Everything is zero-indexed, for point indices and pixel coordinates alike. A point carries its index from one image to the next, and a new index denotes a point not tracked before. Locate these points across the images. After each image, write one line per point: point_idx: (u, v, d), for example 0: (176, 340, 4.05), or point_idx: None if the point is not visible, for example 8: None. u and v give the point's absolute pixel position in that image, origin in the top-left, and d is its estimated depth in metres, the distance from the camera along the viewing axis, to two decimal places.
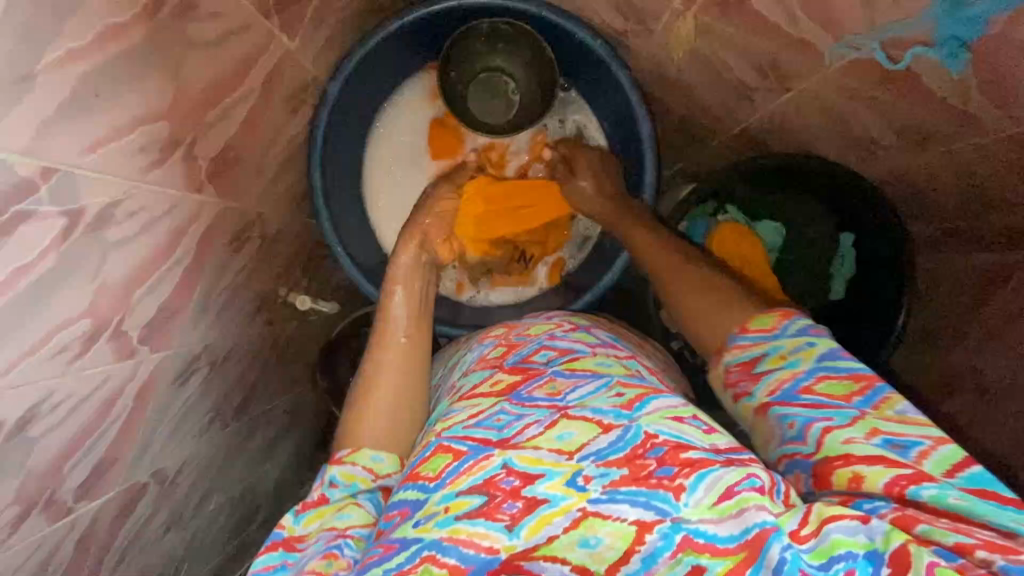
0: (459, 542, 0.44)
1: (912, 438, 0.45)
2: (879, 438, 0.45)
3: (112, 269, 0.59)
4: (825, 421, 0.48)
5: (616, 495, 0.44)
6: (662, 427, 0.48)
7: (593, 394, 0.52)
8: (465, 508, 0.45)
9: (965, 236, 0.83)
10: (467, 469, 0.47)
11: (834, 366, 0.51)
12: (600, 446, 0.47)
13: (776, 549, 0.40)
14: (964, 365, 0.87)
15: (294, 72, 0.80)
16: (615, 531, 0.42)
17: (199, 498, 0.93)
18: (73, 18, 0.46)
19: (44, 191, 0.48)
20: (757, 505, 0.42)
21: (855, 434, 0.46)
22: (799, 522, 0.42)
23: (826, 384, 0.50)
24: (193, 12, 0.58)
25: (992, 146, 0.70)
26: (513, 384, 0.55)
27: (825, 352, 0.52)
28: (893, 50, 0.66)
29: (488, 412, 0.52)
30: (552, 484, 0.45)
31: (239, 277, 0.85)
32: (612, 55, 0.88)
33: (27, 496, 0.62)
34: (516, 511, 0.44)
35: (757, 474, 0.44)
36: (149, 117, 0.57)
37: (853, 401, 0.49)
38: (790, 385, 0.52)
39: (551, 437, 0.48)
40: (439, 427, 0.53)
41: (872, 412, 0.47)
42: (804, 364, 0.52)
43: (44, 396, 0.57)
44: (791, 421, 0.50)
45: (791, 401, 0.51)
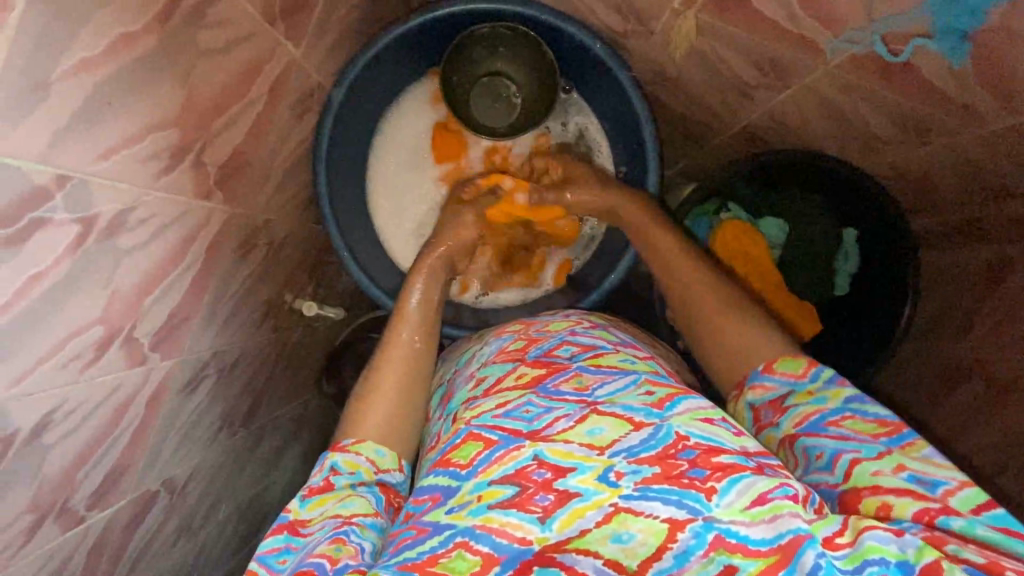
0: (492, 531, 0.43)
1: (939, 477, 0.44)
2: (906, 473, 0.45)
3: (124, 276, 0.61)
4: (853, 452, 0.47)
5: (648, 492, 0.43)
6: (693, 429, 0.47)
7: (621, 391, 0.52)
8: (497, 497, 0.45)
9: (967, 229, 0.88)
10: (499, 458, 0.47)
11: (862, 409, 0.50)
12: (632, 443, 0.46)
13: (810, 554, 0.40)
14: (970, 358, 0.90)
15: (299, 79, 0.81)
16: (648, 528, 0.42)
17: (208, 506, 0.97)
18: (89, 26, 0.47)
19: (59, 198, 0.49)
20: (791, 512, 0.42)
21: (883, 466, 0.46)
22: (834, 531, 0.42)
23: (853, 423, 0.49)
24: (202, 20, 0.58)
25: (992, 137, 0.71)
26: (539, 376, 0.54)
27: (852, 395, 0.51)
28: (894, 43, 0.65)
29: (517, 403, 0.52)
30: (585, 478, 0.45)
31: (246, 284, 0.87)
32: (613, 56, 0.88)
33: (42, 504, 0.63)
34: (548, 503, 0.44)
35: (790, 483, 0.44)
36: (160, 124, 0.58)
37: (880, 439, 0.48)
38: (816, 419, 0.51)
39: (581, 431, 0.48)
40: (467, 415, 0.53)
41: (899, 450, 0.46)
42: (830, 402, 0.51)
43: (58, 404, 0.59)
44: (818, 452, 0.49)
45: (818, 432, 0.50)
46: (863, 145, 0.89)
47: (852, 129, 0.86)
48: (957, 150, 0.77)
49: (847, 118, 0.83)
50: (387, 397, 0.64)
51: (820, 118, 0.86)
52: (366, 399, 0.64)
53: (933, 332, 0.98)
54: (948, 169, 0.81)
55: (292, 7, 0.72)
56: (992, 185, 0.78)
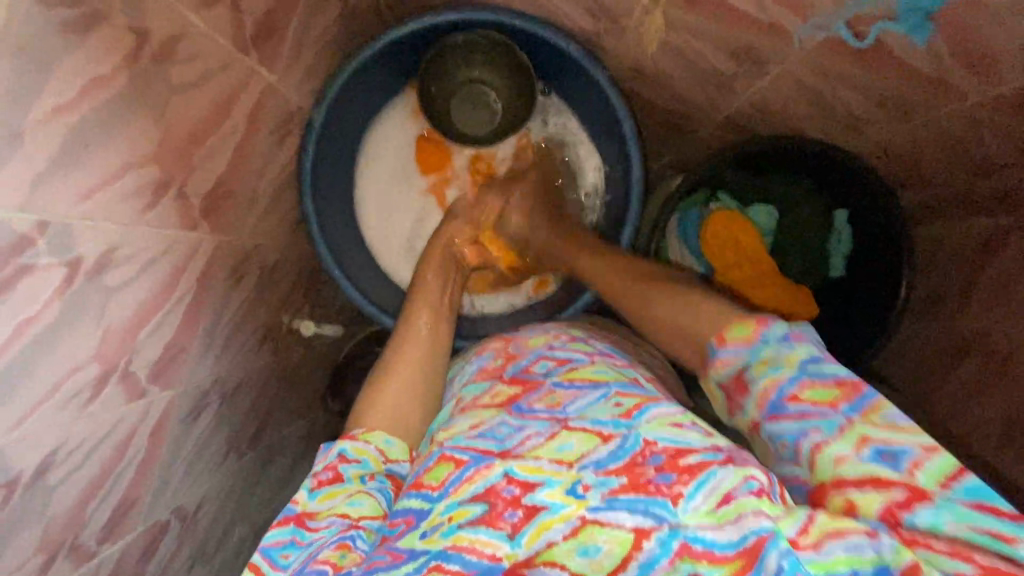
0: (462, 549, 0.43)
1: (903, 446, 0.42)
2: (869, 449, 0.42)
3: (115, 313, 0.61)
4: (814, 436, 0.45)
5: (614, 503, 0.43)
6: (660, 434, 0.47)
7: (591, 406, 0.52)
8: (466, 516, 0.45)
9: (960, 203, 0.87)
10: (470, 477, 0.47)
11: (819, 372, 0.48)
12: (600, 455, 0.47)
13: (774, 556, 0.38)
14: (971, 332, 0.89)
15: (277, 103, 0.82)
16: (613, 538, 0.41)
17: (222, 531, 0.98)
18: (58, 74, 0.47)
19: (42, 243, 0.50)
20: (755, 510, 0.40)
21: (846, 447, 0.43)
22: (799, 529, 0.40)
23: (811, 391, 0.47)
24: (172, 56, 0.59)
25: (972, 110, 0.71)
26: (513, 395, 0.56)
27: (807, 357, 0.49)
28: (858, 26, 0.65)
29: (490, 423, 0.53)
30: (553, 492, 0.44)
31: (241, 310, 0.88)
32: (587, 57, 0.88)
33: (51, 543, 0.64)
34: (517, 519, 0.44)
35: (755, 475, 0.42)
36: (139, 161, 0.59)
37: (840, 407, 0.45)
38: (775, 395, 0.48)
39: (552, 447, 0.48)
40: (442, 437, 0.54)
41: (859, 418, 0.44)
42: (787, 369, 0.48)
43: (60, 443, 0.60)
44: (783, 441, 0.46)
45: (779, 415, 0.47)
46: (846, 127, 0.88)
47: (833, 112, 0.85)
48: (939, 125, 0.77)
49: (826, 101, 0.83)
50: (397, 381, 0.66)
51: (800, 103, 0.86)
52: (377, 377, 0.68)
53: (933, 310, 0.97)
54: (928, 141, 0.81)
55: (264, 34, 0.72)
56: (976, 157, 0.78)
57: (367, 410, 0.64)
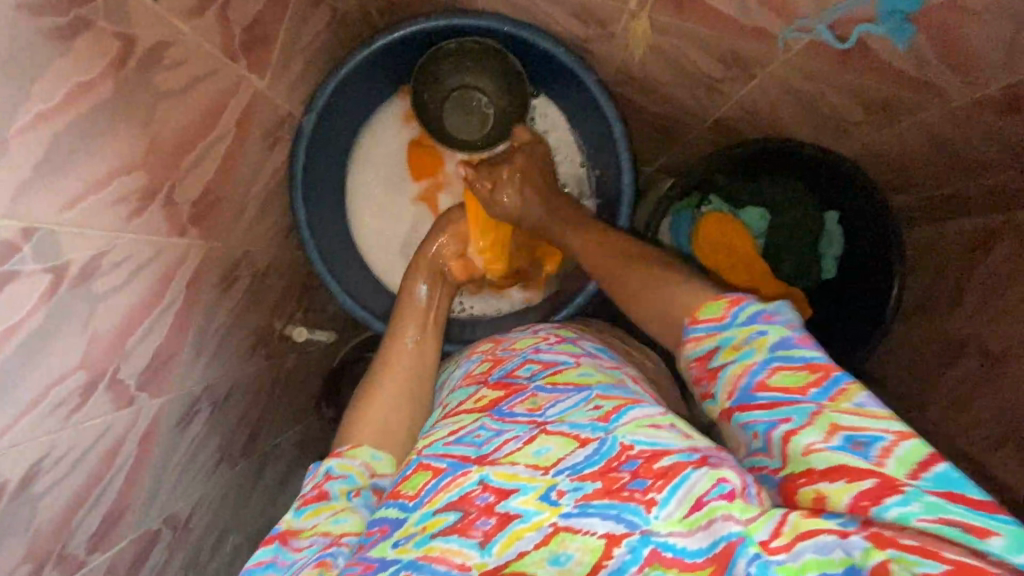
0: (432, 560, 0.43)
1: (873, 434, 0.40)
2: (839, 437, 0.41)
3: (102, 319, 0.61)
4: (784, 424, 0.43)
5: (587, 508, 0.42)
6: (638, 437, 0.46)
7: (572, 408, 0.51)
8: (440, 525, 0.44)
9: (950, 203, 0.88)
10: (445, 485, 0.47)
11: (789, 356, 0.46)
12: (576, 460, 0.46)
13: (743, 563, 0.38)
14: (964, 333, 0.89)
15: (267, 110, 0.82)
16: (585, 545, 0.41)
17: (214, 539, 0.97)
18: (42, 81, 0.47)
19: (27, 250, 0.50)
20: (725, 515, 0.39)
21: (815, 435, 0.42)
22: (771, 532, 0.39)
23: (781, 376, 0.45)
24: (158, 63, 0.59)
25: (956, 111, 0.72)
26: (495, 399, 0.56)
27: (778, 340, 0.47)
28: (842, 30, 0.65)
29: (469, 428, 0.53)
30: (526, 499, 0.44)
31: (232, 316, 0.87)
32: (577, 62, 0.88)
33: (38, 553, 0.63)
34: (489, 527, 0.43)
35: (728, 477, 0.41)
36: (125, 167, 0.59)
37: (810, 393, 0.44)
38: (745, 381, 0.47)
39: (528, 452, 0.47)
40: (421, 445, 0.55)
41: (829, 405, 0.43)
42: (757, 354, 0.47)
43: (46, 451, 0.59)
44: (753, 430, 0.45)
45: (749, 402, 0.46)
46: (834, 129, 0.89)
47: (821, 115, 0.86)
48: (926, 127, 0.77)
49: (814, 104, 0.83)
50: (386, 388, 0.67)
51: (788, 106, 0.86)
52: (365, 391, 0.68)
53: (926, 310, 0.97)
54: (916, 143, 0.81)
55: (253, 41, 0.73)
56: (964, 158, 0.79)
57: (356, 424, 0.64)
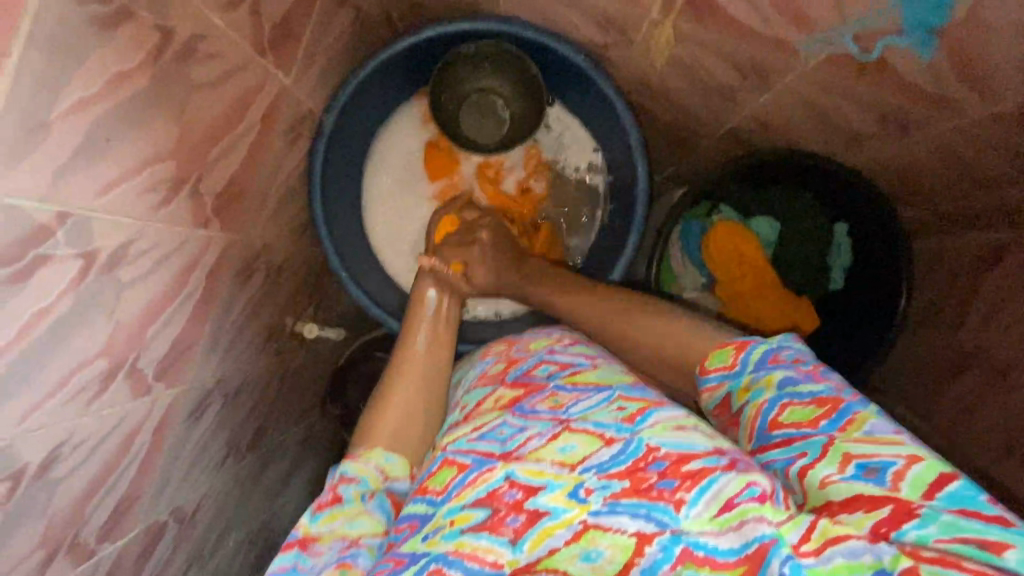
0: (464, 556, 0.43)
1: (885, 459, 0.41)
2: (852, 467, 0.42)
3: (126, 307, 0.62)
4: (800, 459, 0.45)
5: (617, 506, 0.43)
6: (664, 439, 0.47)
7: (594, 407, 0.52)
8: (469, 521, 0.45)
9: (958, 219, 0.89)
10: (472, 481, 0.47)
11: (797, 392, 0.49)
12: (601, 459, 0.47)
13: (776, 562, 0.38)
14: (970, 346, 0.90)
15: (290, 107, 0.83)
16: (615, 544, 0.41)
17: (218, 534, 0.97)
18: (84, 69, 0.48)
19: (60, 235, 0.51)
20: (757, 517, 0.40)
21: (830, 467, 0.43)
22: (800, 536, 0.39)
23: (791, 412, 0.48)
24: (193, 56, 0.60)
25: (967, 126, 0.73)
26: (516, 398, 0.56)
27: (785, 378, 0.50)
28: (864, 41, 0.66)
29: (492, 425, 0.53)
30: (555, 496, 0.44)
31: (247, 310, 0.88)
32: (594, 67, 0.90)
33: (52, 539, 0.63)
34: (519, 524, 0.44)
35: (757, 480, 0.42)
36: (156, 157, 0.60)
37: (821, 425, 0.46)
38: (760, 421, 0.49)
39: (553, 449, 0.48)
40: (445, 441, 0.54)
41: (839, 434, 0.45)
42: (767, 393, 0.51)
43: (66, 437, 0.60)
44: (772, 469, 0.47)
45: (768, 441, 0.48)
46: (846, 142, 0.90)
47: (834, 127, 0.87)
48: (937, 140, 0.78)
49: (828, 116, 0.85)
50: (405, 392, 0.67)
51: (803, 117, 0.88)
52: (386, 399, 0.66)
53: (935, 318, 0.98)
54: (927, 157, 0.83)
55: (280, 38, 0.74)
56: (973, 172, 0.80)
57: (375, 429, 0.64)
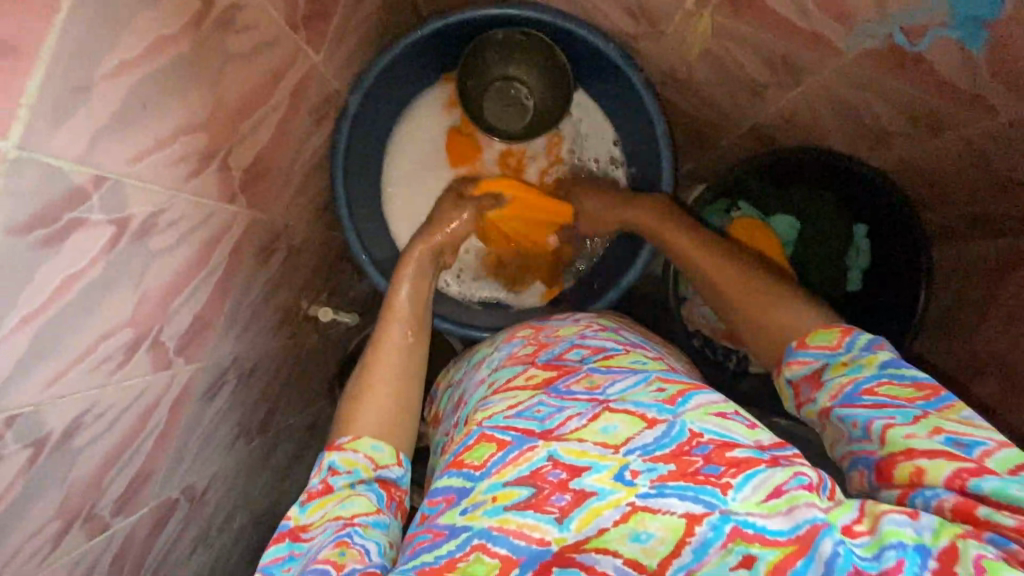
0: (509, 533, 0.43)
1: (976, 437, 0.43)
2: (943, 435, 0.43)
3: (154, 278, 0.61)
4: (887, 418, 0.46)
5: (665, 489, 0.43)
6: (706, 425, 0.47)
7: (632, 388, 0.52)
8: (512, 498, 0.44)
9: (978, 224, 0.88)
10: (513, 459, 0.47)
11: (898, 374, 0.49)
12: (645, 440, 0.46)
13: (828, 542, 0.39)
14: (985, 352, 0.89)
15: (318, 85, 0.82)
16: (665, 525, 0.41)
17: (224, 516, 0.97)
18: (127, 31, 0.48)
19: (95, 199, 0.50)
20: (808, 503, 0.41)
21: (918, 429, 0.44)
22: (853, 519, 0.41)
23: (888, 387, 0.48)
24: (231, 26, 0.59)
25: (1002, 128, 0.72)
26: (549, 378, 0.55)
27: (888, 360, 0.50)
28: (910, 35, 0.65)
29: (528, 403, 0.52)
30: (600, 477, 0.44)
31: (266, 289, 0.87)
32: (625, 58, 0.88)
33: (69, 509, 0.63)
34: (565, 503, 0.43)
35: (804, 472, 0.43)
36: (191, 127, 0.59)
37: (917, 402, 0.47)
38: (851, 387, 0.50)
39: (595, 429, 0.48)
40: (478, 417, 0.53)
41: (936, 412, 0.45)
42: (867, 370, 0.51)
43: (88, 407, 0.59)
44: (853, 421, 0.48)
45: (853, 402, 0.49)
46: (873, 141, 0.90)
47: (862, 125, 0.87)
48: (967, 142, 0.78)
49: (857, 114, 0.84)
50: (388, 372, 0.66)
51: (831, 115, 0.87)
52: (360, 389, 0.64)
53: (947, 328, 0.98)
54: (955, 160, 0.82)
55: (313, 14, 0.73)
56: (1000, 175, 0.79)
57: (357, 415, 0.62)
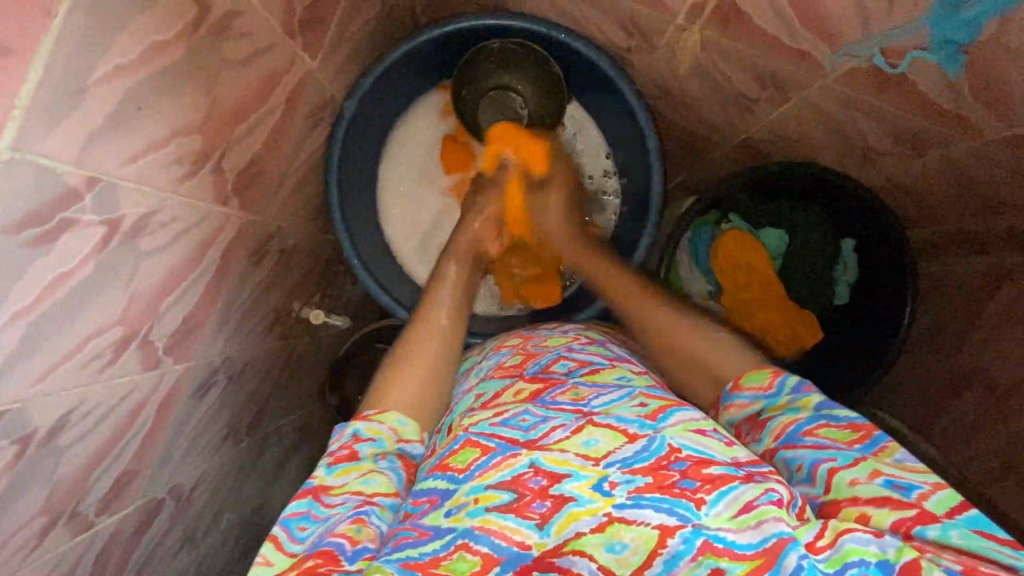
0: (490, 532, 0.43)
1: (912, 481, 0.45)
2: (881, 478, 0.45)
3: (145, 278, 0.62)
4: (830, 461, 0.48)
5: (641, 500, 0.43)
6: (685, 441, 0.48)
7: (616, 402, 0.53)
8: (494, 501, 0.45)
9: (960, 241, 0.90)
10: (496, 464, 0.48)
11: (833, 415, 0.51)
12: (626, 454, 0.47)
13: (793, 556, 0.40)
14: (970, 367, 0.91)
15: (314, 91, 0.83)
16: (639, 535, 0.41)
17: (211, 516, 0.97)
18: (124, 35, 0.49)
19: (88, 199, 0.51)
20: (776, 517, 0.42)
21: (859, 473, 0.46)
22: (815, 534, 0.42)
23: (827, 430, 0.50)
24: (227, 32, 0.61)
25: (983, 148, 0.74)
26: (536, 390, 0.56)
27: (822, 402, 0.53)
28: (890, 57, 0.67)
29: (514, 412, 0.53)
30: (579, 485, 0.45)
31: (257, 291, 0.88)
32: (619, 71, 0.90)
33: (53, 507, 0.63)
34: (545, 509, 0.44)
35: (776, 488, 0.44)
36: (185, 130, 0.60)
37: (855, 445, 0.48)
38: (792, 428, 0.52)
39: (577, 441, 0.48)
40: (465, 423, 0.54)
41: (873, 455, 0.47)
42: (804, 412, 0.53)
43: (75, 405, 0.59)
44: (798, 463, 0.50)
45: (795, 443, 0.51)
46: (861, 159, 0.91)
47: (849, 142, 0.88)
48: (951, 162, 0.80)
49: (845, 130, 0.86)
50: (423, 355, 0.66)
51: (819, 131, 0.89)
52: (398, 362, 0.65)
53: (933, 344, 0.99)
54: (943, 179, 0.83)
55: (310, 21, 0.74)
56: (984, 194, 0.80)
57: (387, 391, 0.62)
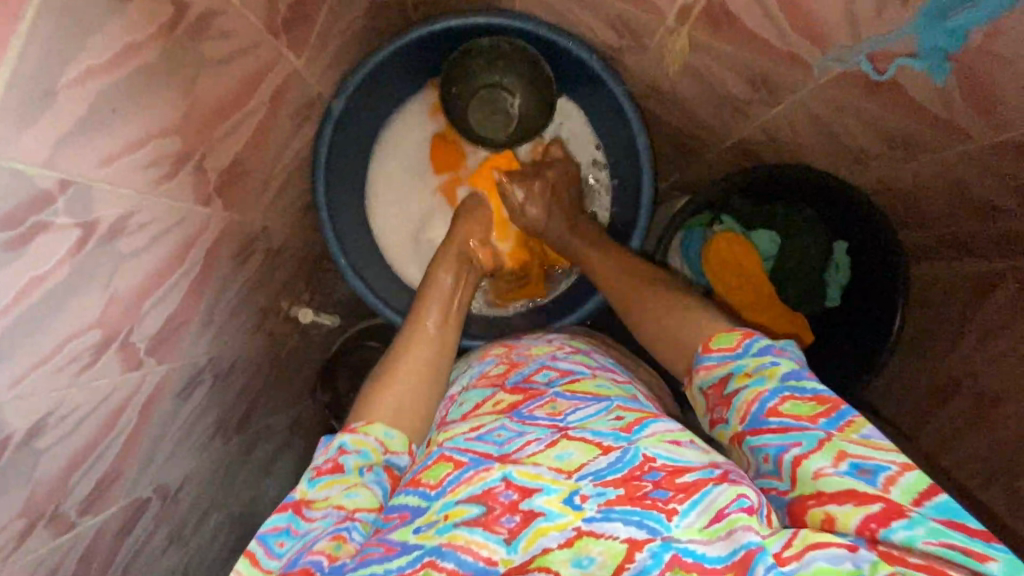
0: (457, 548, 0.43)
1: (879, 463, 0.43)
2: (846, 463, 0.44)
3: (123, 280, 0.61)
4: (794, 449, 0.46)
5: (610, 514, 0.43)
6: (659, 450, 0.47)
7: (593, 416, 0.52)
8: (463, 516, 0.45)
9: (952, 244, 0.89)
10: (467, 479, 0.47)
11: (799, 387, 0.50)
12: (599, 466, 0.47)
13: (761, 568, 0.39)
14: (961, 371, 0.91)
15: (299, 90, 0.82)
16: (607, 550, 0.42)
17: (198, 515, 0.97)
18: (96, 37, 0.48)
19: (61, 203, 0.50)
20: (745, 526, 0.41)
21: (824, 461, 0.45)
22: (783, 544, 0.41)
23: (791, 405, 0.49)
24: (206, 32, 0.60)
25: (974, 154, 0.73)
26: (514, 402, 0.56)
27: (789, 371, 0.51)
28: (879, 63, 0.66)
29: (490, 427, 0.53)
30: (549, 499, 0.44)
31: (243, 291, 0.87)
32: (609, 70, 0.89)
33: (33, 509, 0.63)
34: (514, 524, 0.44)
35: (747, 493, 0.43)
36: (163, 132, 0.59)
37: (819, 421, 0.47)
38: (757, 407, 0.50)
39: (551, 455, 0.48)
40: (440, 437, 0.55)
41: (838, 433, 0.46)
42: (769, 382, 0.51)
43: (53, 408, 0.59)
44: (764, 454, 0.48)
45: (761, 428, 0.49)
46: (853, 162, 0.91)
47: (841, 145, 0.88)
48: (942, 168, 0.79)
49: (837, 134, 0.85)
50: (409, 365, 0.65)
51: (811, 134, 0.88)
52: (385, 373, 0.64)
53: (924, 347, 0.99)
54: (936, 183, 0.82)
55: (294, 19, 0.73)
56: (976, 200, 0.80)
57: (372, 402, 0.60)
